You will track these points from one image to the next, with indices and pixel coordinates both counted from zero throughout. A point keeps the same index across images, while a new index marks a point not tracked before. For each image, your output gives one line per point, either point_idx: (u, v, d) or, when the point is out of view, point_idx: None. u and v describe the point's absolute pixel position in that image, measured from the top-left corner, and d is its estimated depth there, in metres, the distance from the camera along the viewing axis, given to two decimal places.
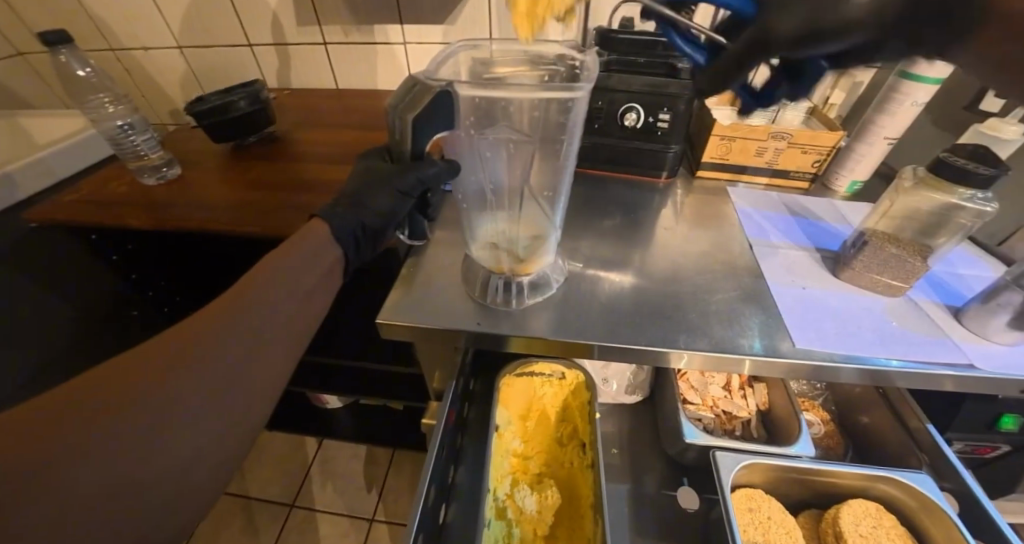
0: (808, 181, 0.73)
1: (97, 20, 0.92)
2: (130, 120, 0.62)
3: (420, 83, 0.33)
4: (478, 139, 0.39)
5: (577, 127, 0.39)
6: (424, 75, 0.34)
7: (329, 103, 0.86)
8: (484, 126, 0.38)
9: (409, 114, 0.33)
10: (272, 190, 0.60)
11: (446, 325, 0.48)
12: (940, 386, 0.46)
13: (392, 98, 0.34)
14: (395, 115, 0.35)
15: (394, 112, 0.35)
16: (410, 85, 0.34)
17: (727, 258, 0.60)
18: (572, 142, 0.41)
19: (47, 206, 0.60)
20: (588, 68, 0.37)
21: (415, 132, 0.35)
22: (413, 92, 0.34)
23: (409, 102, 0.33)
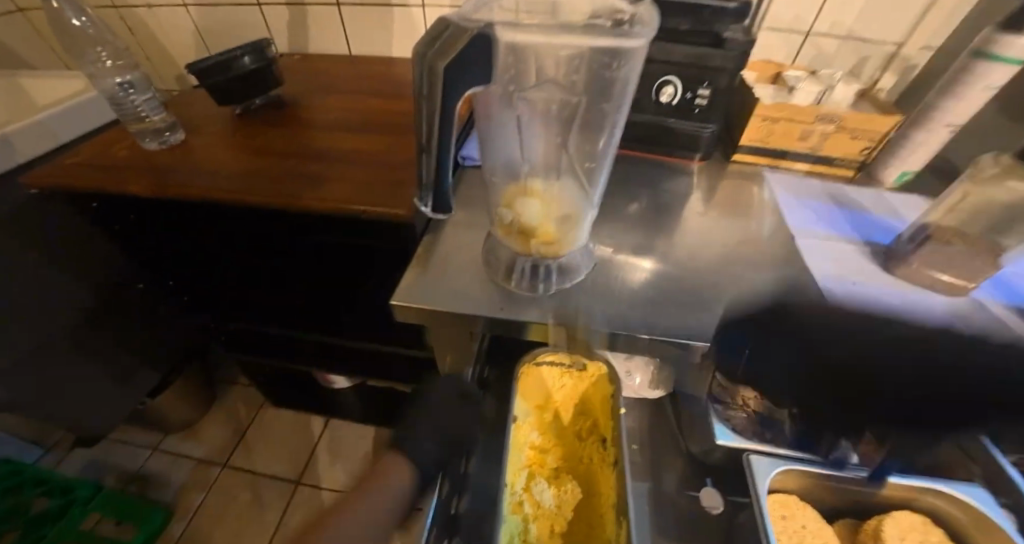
0: (855, 170, 0.67)
1: None
2: (130, 77, 0.58)
3: (451, 27, 0.28)
4: (516, 100, 0.34)
5: (627, 88, 0.35)
6: (458, 17, 0.29)
7: (339, 71, 0.81)
8: (520, 85, 0.34)
9: (440, 62, 0.26)
10: (281, 158, 0.57)
11: (465, 309, 0.45)
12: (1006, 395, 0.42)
13: (419, 45, 0.28)
14: (422, 68, 0.28)
15: (418, 66, 0.28)
16: (439, 31, 0.28)
17: (766, 249, 0.55)
18: (619, 105, 0.37)
19: (47, 170, 0.57)
20: (643, 21, 0.32)
21: (446, 92, 0.28)
22: (442, 38, 0.28)
23: (440, 46, 0.27)
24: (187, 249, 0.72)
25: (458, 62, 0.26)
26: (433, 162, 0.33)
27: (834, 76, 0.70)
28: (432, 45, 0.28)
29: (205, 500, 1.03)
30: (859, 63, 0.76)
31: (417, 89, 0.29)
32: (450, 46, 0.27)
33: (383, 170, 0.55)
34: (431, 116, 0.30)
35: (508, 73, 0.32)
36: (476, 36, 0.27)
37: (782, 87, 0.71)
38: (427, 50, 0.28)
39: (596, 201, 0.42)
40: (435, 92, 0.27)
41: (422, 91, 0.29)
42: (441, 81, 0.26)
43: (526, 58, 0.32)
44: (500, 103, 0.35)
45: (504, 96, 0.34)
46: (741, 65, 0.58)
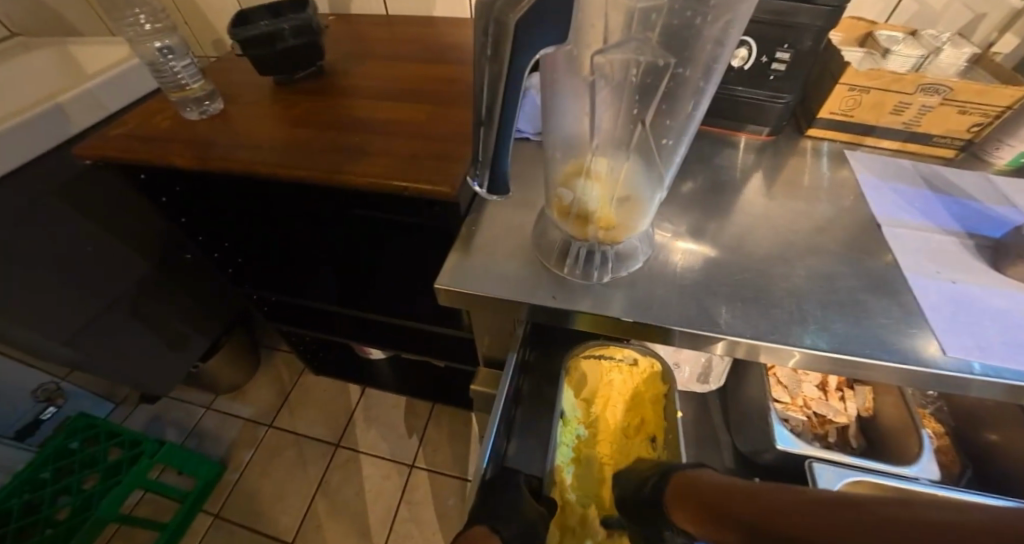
0: (956, 150, 0.59)
1: None
2: (169, 43, 0.56)
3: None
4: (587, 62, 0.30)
5: (720, 47, 0.30)
6: None
7: (376, 34, 0.77)
8: (593, 47, 0.29)
9: (513, 11, 0.22)
10: (320, 129, 0.54)
11: (512, 296, 0.42)
12: None
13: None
14: (487, 22, 0.24)
15: (483, 19, 0.24)
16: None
17: (846, 238, 0.49)
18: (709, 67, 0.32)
19: (96, 140, 0.57)
20: None
21: (515, 52, 0.23)
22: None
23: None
24: (231, 220, 0.73)
25: (537, 12, 0.22)
26: (493, 135, 0.29)
27: (939, 37, 0.61)
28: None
29: (253, 456, 1.10)
30: (971, 20, 0.65)
31: (480, 46, 0.25)
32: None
33: (428, 143, 0.51)
34: (495, 79, 0.26)
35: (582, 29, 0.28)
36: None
37: (874, 50, 0.62)
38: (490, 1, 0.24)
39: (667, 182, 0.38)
40: (501, 50, 0.23)
41: (490, 53, 0.25)
42: (512, 36, 0.22)
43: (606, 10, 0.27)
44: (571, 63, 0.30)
45: (576, 56, 0.30)
46: (831, 23, 0.50)
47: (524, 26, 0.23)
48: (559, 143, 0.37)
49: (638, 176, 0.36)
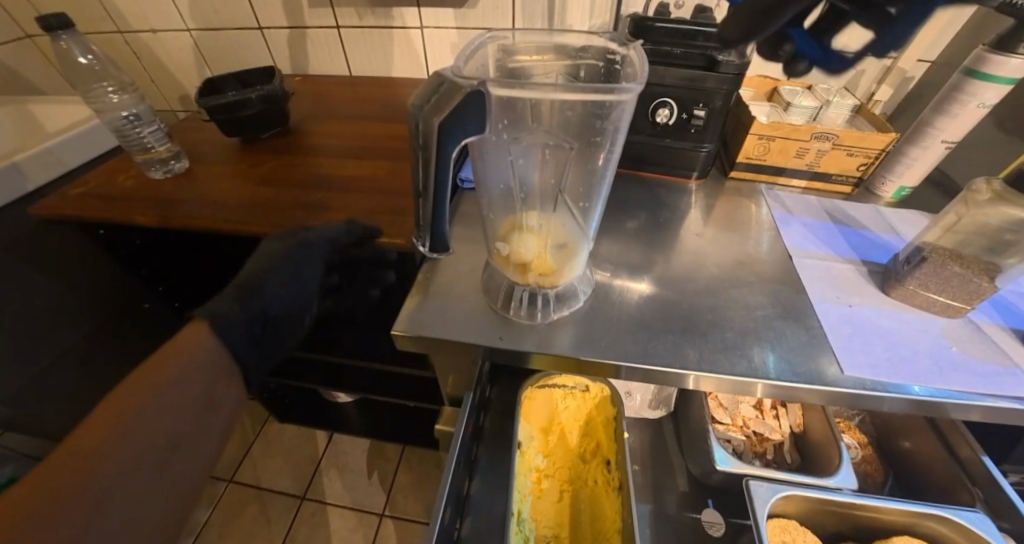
0: (852, 186, 0.69)
1: (107, 4, 0.93)
2: (136, 110, 0.58)
3: (447, 77, 0.28)
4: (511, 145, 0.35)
5: (621, 129, 0.36)
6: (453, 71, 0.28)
7: (339, 93, 0.83)
8: (516, 130, 0.34)
9: (436, 115, 0.26)
10: (280, 186, 0.57)
11: (465, 340, 0.45)
12: (981, 417, 0.43)
13: (416, 99, 0.28)
14: (417, 122, 0.28)
15: (414, 117, 0.28)
16: (436, 83, 0.28)
17: (763, 269, 0.56)
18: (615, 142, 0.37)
19: (56, 199, 0.59)
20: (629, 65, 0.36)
21: (441, 148, 0.28)
22: (438, 86, 0.28)
23: (434, 100, 0.27)
24: (191, 271, 0.73)
25: (455, 117, 0.26)
26: (431, 205, 0.33)
27: (830, 90, 0.73)
28: (424, 98, 0.28)
29: (211, 516, 1.04)
30: (855, 76, 0.79)
31: (413, 138, 0.29)
32: (438, 103, 0.27)
33: (383, 200, 0.55)
34: (427, 165, 0.30)
35: (504, 119, 0.33)
36: (470, 85, 0.26)
37: (777, 102, 0.74)
38: (418, 103, 0.29)
39: (591, 234, 0.43)
40: (430, 143, 0.28)
41: (421, 143, 0.29)
42: (436, 134, 0.27)
43: (520, 107, 0.32)
44: (497, 142, 0.35)
45: (500, 141, 0.35)
46: (736, 86, 0.58)
47: (447, 127, 0.27)
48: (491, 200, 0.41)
49: (566, 230, 0.41)
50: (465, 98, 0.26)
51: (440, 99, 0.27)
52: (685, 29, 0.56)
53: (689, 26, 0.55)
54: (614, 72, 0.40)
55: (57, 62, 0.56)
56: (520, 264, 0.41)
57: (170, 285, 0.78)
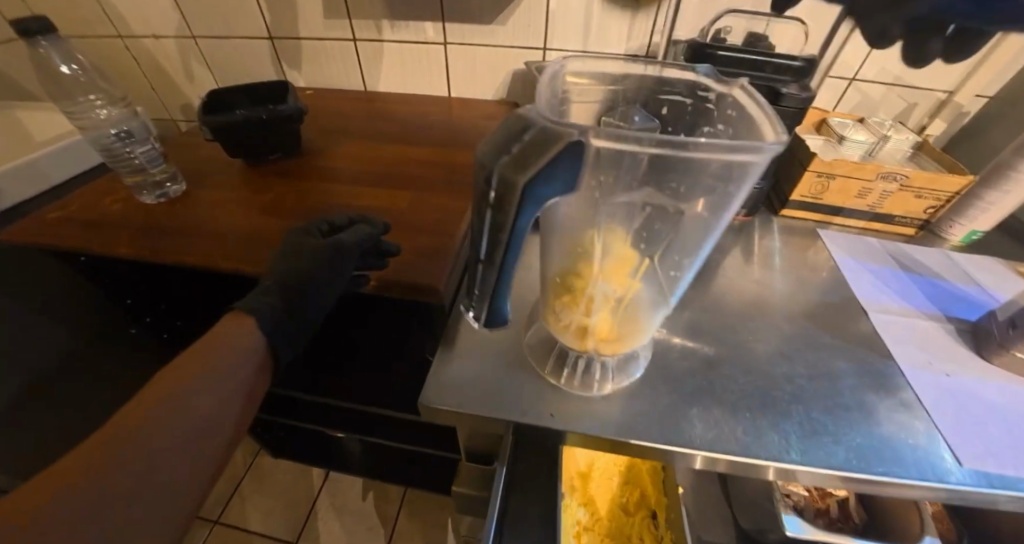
0: (916, 228, 0.63)
1: (108, 8, 0.88)
2: (127, 126, 0.52)
3: (538, 121, 0.21)
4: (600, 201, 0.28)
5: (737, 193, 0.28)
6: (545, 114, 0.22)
7: (353, 110, 0.78)
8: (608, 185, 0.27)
9: (520, 170, 0.20)
10: (292, 218, 0.50)
11: (504, 416, 0.37)
12: None
13: (494, 143, 0.22)
14: (491, 173, 0.22)
15: (487, 170, 0.22)
16: (521, 127, 0.22)
17: (836, 324, 0.49)
18: (726, 209, 0.29)
19: (34, 223, 0.52)
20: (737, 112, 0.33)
21: (519, 208, 0.22)
22: (520, 134, 0.22)
23: (519, 151, 0.21)
24: (183, 302, 0.66)
25: (548, 176, 0.20)
26: (492, 271, 0.27)
27: (884, 124, 0.67)
28: (501, 149, 0.22)
29: None
30: (905, 109, 0.72)
31: (483, 192, 0.23)
32: (526, 156, 0.21)
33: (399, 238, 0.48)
34: (497, 226, 0.23)
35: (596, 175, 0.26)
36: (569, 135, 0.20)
37: (827, 135, 0.68)
38: (493, 154, 0.23)
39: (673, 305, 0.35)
40: (506, 201, 0.21)
41: (489, 203, 0.23)
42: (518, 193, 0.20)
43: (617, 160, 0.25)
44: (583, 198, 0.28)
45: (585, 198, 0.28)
46: (799, 120, 0.53)
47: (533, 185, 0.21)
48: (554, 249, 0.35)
49: (645, 300, 0.33)
50: (563, 152, 0.20)
51: (527, 150, 0.21)
52: (749, 61, 0.51)
53: (755, 58, 0.51)
54: (705, 113, 0.36)
55: (37, 72, 0.49)
56: (582, 333, 0.34)
57: (158, 314, 0.70)
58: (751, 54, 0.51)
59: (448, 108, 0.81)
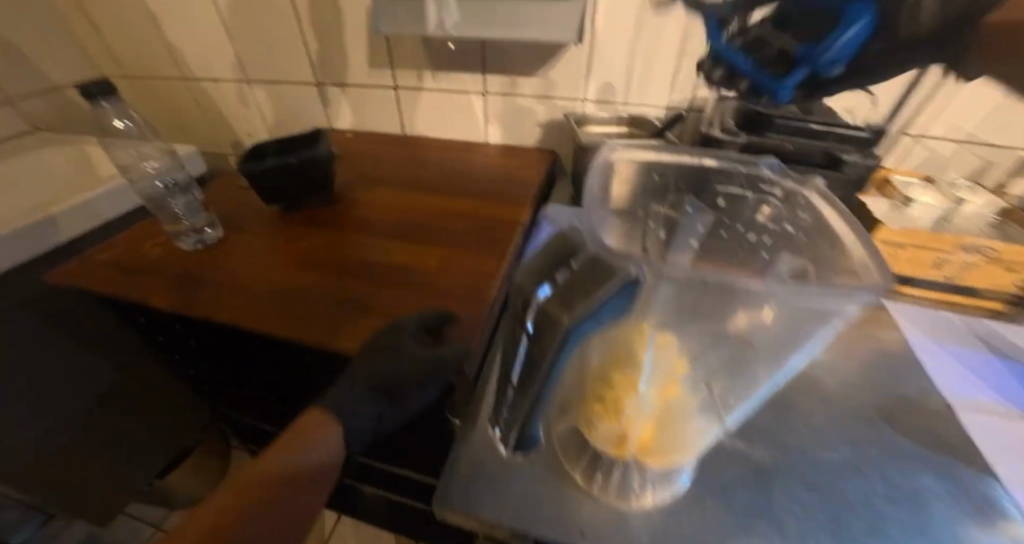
0: (1006, 303, 0.55)
1: (179, 56, 0.97)
2: (174, 177, 0.54)
3: (584, 254, 0.31)
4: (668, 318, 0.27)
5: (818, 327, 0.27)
6: (596, 246, 0.29)
7: (391, 156, 0.79)
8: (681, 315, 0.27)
9: (564, 308, 0.28)
10: (318, 272, 0.49)
11: (532, 531, 0.32)
12: None
13: (543, 265, 0.33)
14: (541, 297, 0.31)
15: (546, 287, 0.31)
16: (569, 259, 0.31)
17: (915, 421, 0.42)
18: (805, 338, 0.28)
19: (80, 264, 0.53)
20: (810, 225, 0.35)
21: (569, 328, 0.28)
22: (571, 263, 0.31)
23: (568, 283, 0.30)
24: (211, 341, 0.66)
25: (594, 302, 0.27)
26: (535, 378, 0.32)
27: (956, 185, 0.60)
28: (555, 272, 0.31)
29: None
30: (980, 167, 0.65)
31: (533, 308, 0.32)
32: (580, 286, 0.29)
33: (426, 298, 0.45)
34: (549, 345, 0.30)
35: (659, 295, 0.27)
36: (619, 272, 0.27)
37: (892, 199, 0.59)
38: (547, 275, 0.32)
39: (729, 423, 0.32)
40: (557, 322, 0.29)
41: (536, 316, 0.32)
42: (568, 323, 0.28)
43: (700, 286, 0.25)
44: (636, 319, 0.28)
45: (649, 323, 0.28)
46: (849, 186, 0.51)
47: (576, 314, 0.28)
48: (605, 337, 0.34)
49: (694, 413, 0.29)
50: (612, 282, 0.27)
51: (581, 279, 0.29)
52: (813, 131, 0.50)
53: (819, 129, 0.50)
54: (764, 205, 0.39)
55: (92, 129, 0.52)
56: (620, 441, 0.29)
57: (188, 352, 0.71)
58: (815, 125, 0.50)
59: (484, 154, 0.81)
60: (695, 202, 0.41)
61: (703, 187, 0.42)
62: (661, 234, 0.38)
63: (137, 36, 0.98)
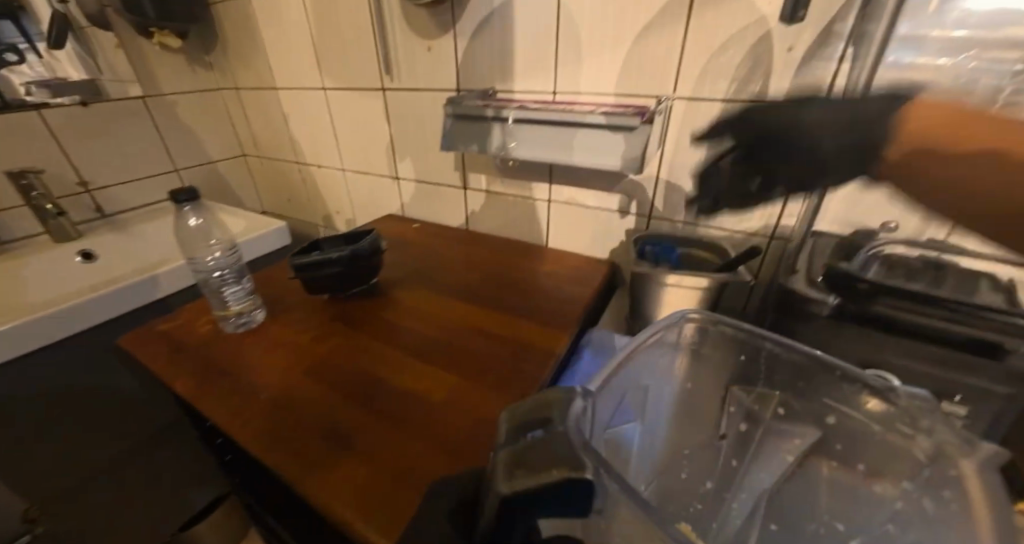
0: None
1: (299, 146, 1.16)
2: (229, 268, 0.57)
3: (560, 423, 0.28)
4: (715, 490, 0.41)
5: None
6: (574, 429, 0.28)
7: (448, 253, 0.81)
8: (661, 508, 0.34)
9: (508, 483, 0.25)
10: (324, 387, 0.47)
11: None
12: None
13: (529, 415, 0.29)
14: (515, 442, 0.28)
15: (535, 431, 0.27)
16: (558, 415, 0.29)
17: None
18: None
19: (141, 332, 0.59)
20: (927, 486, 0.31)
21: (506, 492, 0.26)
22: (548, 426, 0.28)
23: (541, 439, 0.27)
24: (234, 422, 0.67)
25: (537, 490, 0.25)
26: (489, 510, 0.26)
27: None
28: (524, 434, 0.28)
29: None
30: None
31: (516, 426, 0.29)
32: (527, 457, 0.26)
33: (411, 453, 0.39)
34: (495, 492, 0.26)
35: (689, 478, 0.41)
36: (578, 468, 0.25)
37: None
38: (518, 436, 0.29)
39: None
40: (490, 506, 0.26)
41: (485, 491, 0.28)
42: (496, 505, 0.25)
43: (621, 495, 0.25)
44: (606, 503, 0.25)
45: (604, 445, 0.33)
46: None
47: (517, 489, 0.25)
48: (723, 530, 0.38)
49: None
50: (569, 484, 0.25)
51: (543, 449, 0.26)
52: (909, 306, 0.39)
53: (919, 302, 0.39)
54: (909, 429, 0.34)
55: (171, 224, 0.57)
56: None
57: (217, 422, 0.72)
58: (913, 296, 0.39)
59: (542, 259, 0.78)
60: (798, 410, 0.40)
61: (813, 391, 0.39)
62: (742, 426, 0.42)
63: (271, 126, 1.19)
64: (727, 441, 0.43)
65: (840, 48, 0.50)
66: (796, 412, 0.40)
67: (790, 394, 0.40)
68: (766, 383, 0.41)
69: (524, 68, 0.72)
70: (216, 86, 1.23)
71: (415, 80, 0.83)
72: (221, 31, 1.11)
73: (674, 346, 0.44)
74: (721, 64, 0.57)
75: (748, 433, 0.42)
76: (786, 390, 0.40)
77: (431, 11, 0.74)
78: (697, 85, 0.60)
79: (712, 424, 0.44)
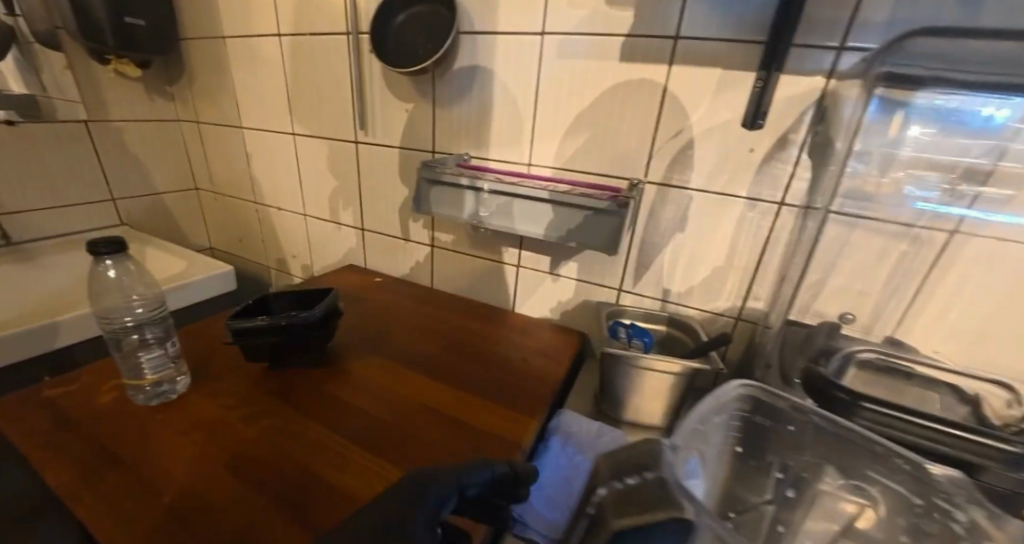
0: None
1: (258, 188, 1.10)
2: (150, 329, 0.50)
3: None
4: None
5: None
6: None
7: (410, 315, 0.76)
8: None
9: None
10: (254, 487, 0.40)
11: None
12: None
13: None
14: None
15: None
16: None
17: None
18: None
19: (19, 402, 0.48)
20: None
21: None
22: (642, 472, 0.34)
23: None
24: None
25: None
26: None
27: None
28: (607, 471, 0.37)
29: None
30: None
31: None
32: None
33: None
34: None
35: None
36: None
37: None
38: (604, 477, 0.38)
39: None
40: None
41: None
42: None
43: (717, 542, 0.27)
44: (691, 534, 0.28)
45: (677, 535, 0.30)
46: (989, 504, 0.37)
47: None
48: None
49: None
50: None
51: None
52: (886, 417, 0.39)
53: (894, 413, 0.39)
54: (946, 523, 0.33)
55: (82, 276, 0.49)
56: None
57: None
58: (887, 408, 0.40)
59: (510, 326, 0.75)
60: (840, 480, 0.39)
61: (849, 464, 0.39)
62: (789, 492, 0.41)
63: (231, 165, 1.13)
64: (772, 507, 0.41)
65: (796, 155, 0.54)
66: (841, 482, 0.39)
67: (835, 467, 0.39)
68: (811, 453, 0.40)
69: (501, 138, 0.72)
70: (174, 118, 1.17)
71: (390, 137, 0.83)
72: (189, 66, 1.07)
73: (730, 409, 0.41)
74: (690, 157, 0.60)
75: (791, 502, 0.41)
76: (831, 461, 0.39)
77: (412, 78, 0.75)
78: (667, 172, 0.62)
79: (756, 492, 0.42)
